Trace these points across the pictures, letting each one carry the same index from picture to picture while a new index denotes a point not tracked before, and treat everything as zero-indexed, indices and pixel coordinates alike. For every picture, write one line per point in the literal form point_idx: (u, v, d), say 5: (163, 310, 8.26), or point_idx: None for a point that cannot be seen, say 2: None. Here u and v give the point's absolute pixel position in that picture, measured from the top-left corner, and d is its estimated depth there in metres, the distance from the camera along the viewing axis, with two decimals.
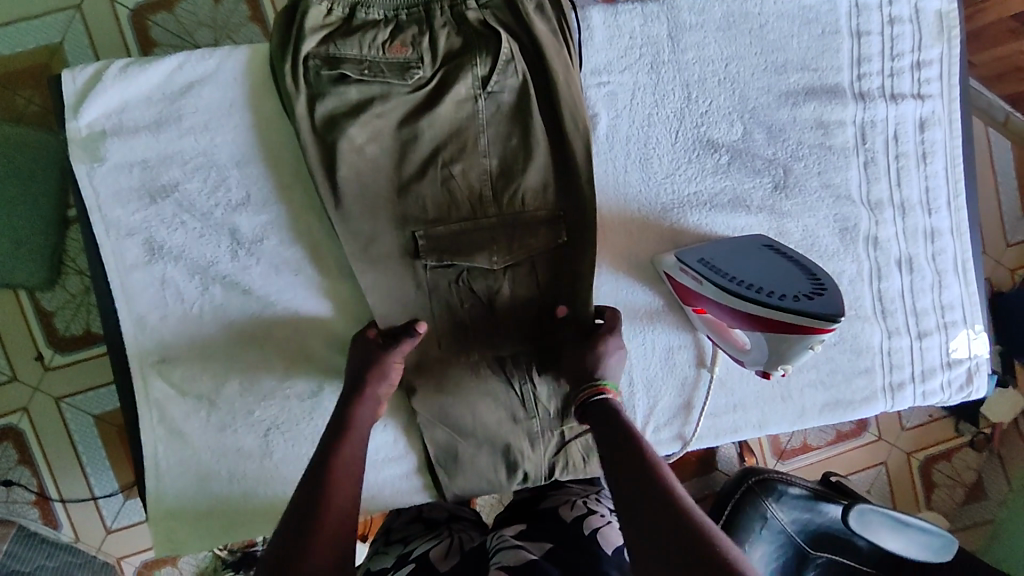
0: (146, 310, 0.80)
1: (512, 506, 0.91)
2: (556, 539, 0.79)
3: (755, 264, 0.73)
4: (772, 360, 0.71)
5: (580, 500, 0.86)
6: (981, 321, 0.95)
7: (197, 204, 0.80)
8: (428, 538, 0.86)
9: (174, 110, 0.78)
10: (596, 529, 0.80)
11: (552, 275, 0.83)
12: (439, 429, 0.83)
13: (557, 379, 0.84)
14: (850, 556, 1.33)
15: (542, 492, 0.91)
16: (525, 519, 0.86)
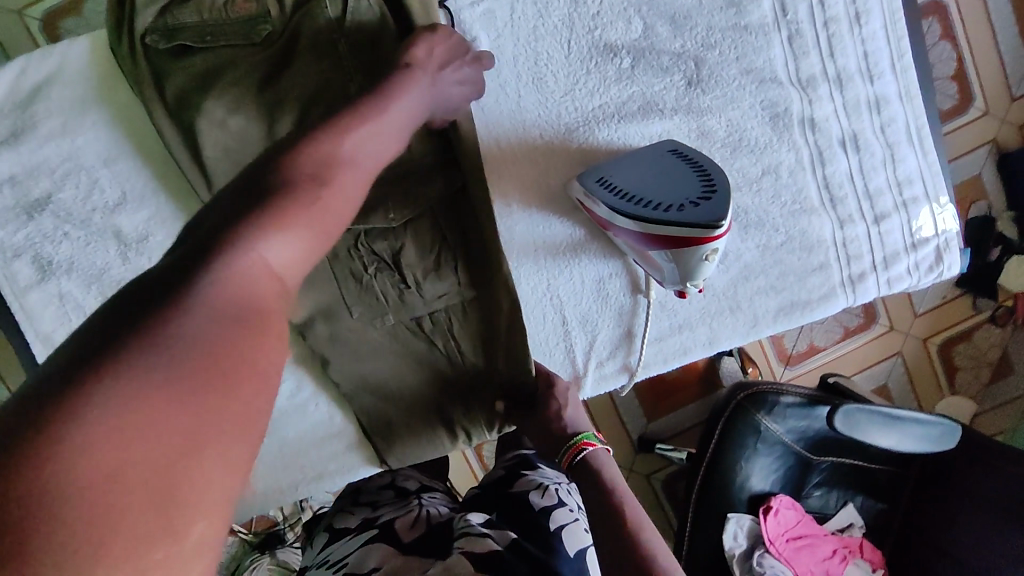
0: (51, 328, 0.78)
1: (485, 484, 0.71)
2: (524, 530, 0.60)
3: (647, 173, 0.68)
4: (684, 276, 0.66)
5: (554, 487, 0.66)
6: (945, 192, 0.86)
7: (74, 211, 0.76)
8: (397, 506, 0.70)
9: (27, 117, 0.74)
10: (565, 526, 0.61)
11: (455, 223, 0.78)
12: (366, 399, 0.82)
13: (479, 331, 0.80)
14: (855, 455, 1.28)
15: (517, 469, 0.70)
16: (496, 505, 0.66)
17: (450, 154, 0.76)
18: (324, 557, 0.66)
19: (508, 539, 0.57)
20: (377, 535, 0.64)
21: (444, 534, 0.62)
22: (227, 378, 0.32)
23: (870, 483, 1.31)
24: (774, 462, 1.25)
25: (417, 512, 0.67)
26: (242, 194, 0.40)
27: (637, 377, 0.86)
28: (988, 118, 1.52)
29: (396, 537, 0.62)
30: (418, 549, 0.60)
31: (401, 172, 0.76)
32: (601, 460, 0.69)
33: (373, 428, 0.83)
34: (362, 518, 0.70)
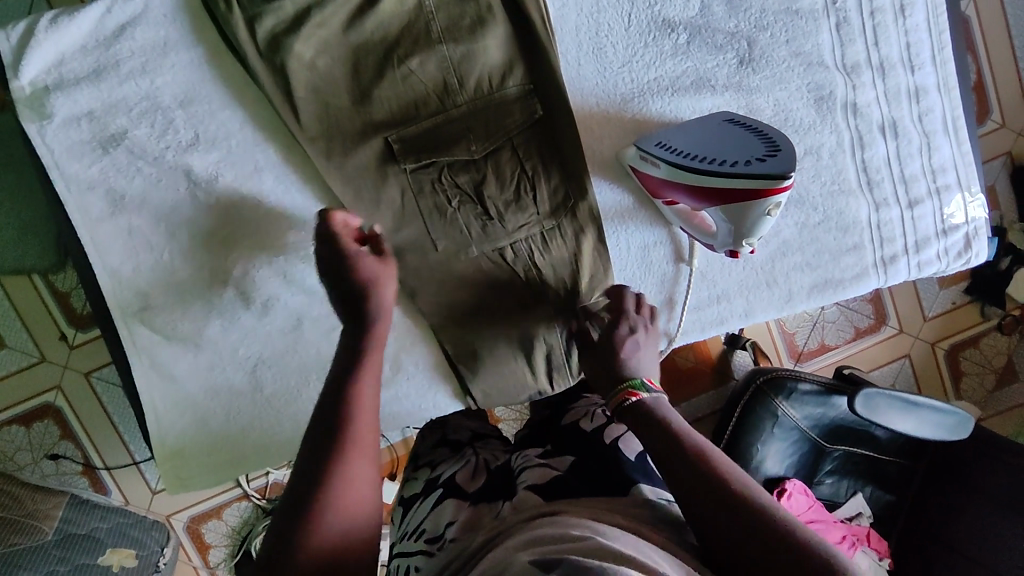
0: (118, 262, 0.81)
1: (534, 424, 0.89)
2: (581, 451, 0.76)
3: (708, 138, 0.72)
4: (751, 234, 0.70)
5: (597, 412, 0.83)
6: (977, 183, 0.89)
7: (148, 148, 0.79)
8: (454, 461, 0.82)
9: (111, 56, 0.77)
10: (617, 437, 0.77)
11: (535, 150, 0.82)
12: (451, 327, 0.86)
13: (563, 260, 0.84)
14: (867, 445, 1.32)
15: (560, 406, 0.89)
16: (547, 438, 0.83)
17: (532, 86, 0.81)
18: (404, 529, 0.77)
19: (567, 462, 0.74)
20: (445, 492, 0.76)
21: (505, 479, 0.76)
22: (349, 520, 0.58)
23: (880, 475, 1.35)
24: (790, 446, 1.28)
25: (474, 463, 0.80)
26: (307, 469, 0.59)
27: (676, 343, 0.89)
28: (1005, 131, 1.57)
29: (463, 489, 0.75)
30: (485, 496, 0.74)
31: (482, 105, 0.80)
32: (649, 402, 0.69)
33: (458, 356, 0.87)
34: (427, 480, 0.82)
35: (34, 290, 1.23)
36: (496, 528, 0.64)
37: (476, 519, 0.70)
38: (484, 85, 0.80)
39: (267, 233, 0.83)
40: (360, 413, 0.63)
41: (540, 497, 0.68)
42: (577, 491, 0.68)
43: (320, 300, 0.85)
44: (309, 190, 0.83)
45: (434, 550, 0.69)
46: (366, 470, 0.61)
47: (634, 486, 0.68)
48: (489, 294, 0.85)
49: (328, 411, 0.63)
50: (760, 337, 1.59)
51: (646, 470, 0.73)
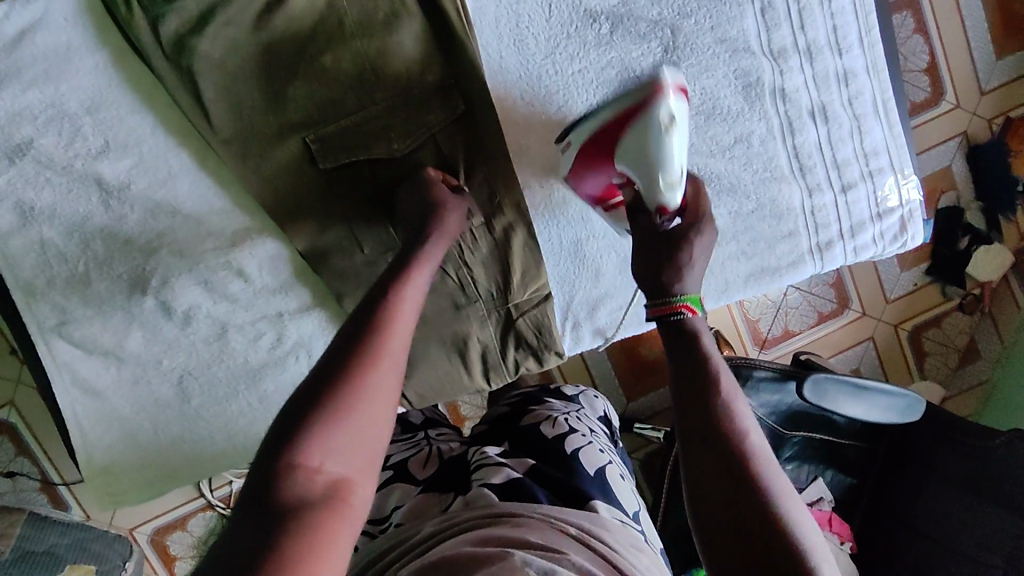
0: (32, 275, 0.78)
1: (492, 420, 0.89)
2: (540, 457, 0.75)
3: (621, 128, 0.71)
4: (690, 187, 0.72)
5: (560, 418, 0.82)
6: (910, 165, 0.89)
7: (57, 157, 0.76)
8: (404, 445, 0.83)
9: (12, 63, 0.73)
10: (578, 448, 0.76)
11: (458, 145, 0.80)
12: None
13: (491, 260, 0.83)
14: (825, 429, 1.32)
15: (521, 407, 0.87)
16: (505, 438, 0.81)
17: (453, 81, 0.79)
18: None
19: (525, 466, 0.73)
20: (394, 476, 0.77)
21: (458, 470, 0.75)
22: (364, 436, 0.51)
23: (839, 457, 1.35)
24: None
25: (426, 450, 0.81)
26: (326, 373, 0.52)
27: (615, 336, 0.90)
28: (959, 111, 1.57)
29: (412, 475, 0.76)
30: (436, 483, 0.73)
31: (403, 101, 0.78)
32: (695, 326, 0.61)
33: None
34: None
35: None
36: (446, 520, 0.63)
37: (421, 509, 0.69)
38: (402, 82, 0.78)
39: (188, 240, 0.80)
40: (393, 329, 0.57)
41: (496, 495, 0.66)
42: (534, 492, 0.67)
43: (245, 308, 0.84)
44: (229, 195, 0.80)
45: (377, 533, 0.70)
46: (389, 386, 0.54)
47: (591, 499, 0.67)
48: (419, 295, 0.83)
49: (362, 319, 0.57)
50: (723, 326, 1.59)
51: (604, 484, 0.72)
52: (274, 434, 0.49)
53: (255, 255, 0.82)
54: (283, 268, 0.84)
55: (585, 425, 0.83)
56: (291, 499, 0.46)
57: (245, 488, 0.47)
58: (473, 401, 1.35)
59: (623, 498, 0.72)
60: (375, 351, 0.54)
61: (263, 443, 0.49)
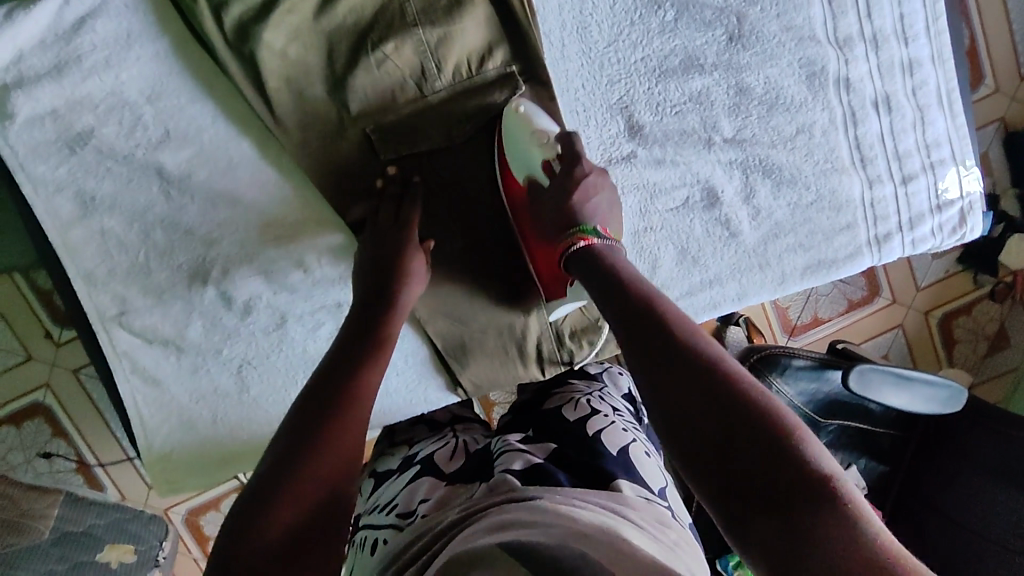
0: (92, 264, 0.78)
1: (513, 410, 0.87)
2: (563, 440, 0.75)
3: (524, 172, 0.76)
4: (567, 145, 0.74)
5: (583, 401, 0.81)
6: (972, 156, 0.87)
7: (117, 146, 0.76)
8: (433, 442, 0.82)
9: (73, 50, 0.72)
10: (600, 430, 0.76)
11: None
12: (440, 321, 0.84)
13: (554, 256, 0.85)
14: (859, 418, 1.33)
15: (545, 389, 0.87)
16: (529, 426, 0.80)
17: (514, 67, 0.78)
18: (375, 501, 0.75)
19: (547, 450, 0.73)
20: (421, 470, 0.75)
21: (481, 465, 0.74)
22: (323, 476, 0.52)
23: (875, 447, 1.36)
24: None
25: (454, 445, 0.80)
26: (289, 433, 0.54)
27: None
28: (998, 96, 1.55)
29: (440, 470, 0.75)
30: (463, 477, 0.73)
31: (463, 89, 0.78)
32: (599, 250, 0.67)
33: (448, 349, 0.86)
34: (402, 459, 0.81)
35: (16, 288, 1.20)
36: (470, 507, 0.61)
37: (447, 501, 0.68)
38: (462, 70, 0.77)
39: (246, 230, 0.80)
40: (362, 391, 0.59)
41: (516, 477, 0.66)
42: (555, 474, 0.67)
43: (303, 297, 0.84)
44: (288, 184, 0.80)
45: (403, 525, 0.67)
46: (353, 436, 0.55)
47: (614, 479, 0.66)
48: (476, 285, 0.84)
49: (336, 380, 0.59)
50: (753, 313, 1.58)
51: (628, 464, 0.71)
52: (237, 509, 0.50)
53: (313, 244, 0.82)
54: (340, 259, 0.83)
55: (609, 404, 0.82)
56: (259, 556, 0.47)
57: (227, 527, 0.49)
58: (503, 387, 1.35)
59: (647, 474, 0.71)
60: (341, 403, 0.57)
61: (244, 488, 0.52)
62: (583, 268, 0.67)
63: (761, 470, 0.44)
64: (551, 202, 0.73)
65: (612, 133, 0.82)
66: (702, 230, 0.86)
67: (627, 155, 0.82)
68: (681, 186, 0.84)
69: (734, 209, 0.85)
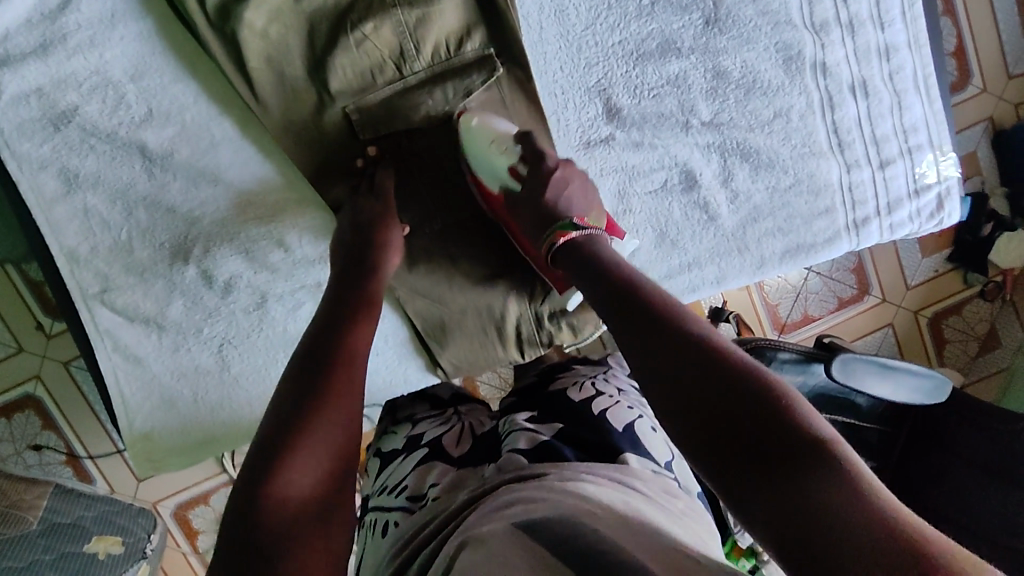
0: (75, 242, 0.79)
1: (518, 392, 0.87)
2: (568, 419, 0.75)
3: (498, 182, 0.77)
4: (526, 145, 0.75)
5: (586, 384, 0.82)
6: (948, 141, 0.88)
7: (101, 125, 0.77)
8: (436, 422, 0.82)
9: (57, 29, 0.73)
10: (605, 409, 0.76)
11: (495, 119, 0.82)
12: (421, 302, 0.85)
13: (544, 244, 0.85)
14: (847, 412, 1.31)
15: (548, 374, 0.88)
16: (535, 407, 0.80)
17: (493, 49, 0.79)
18: (383, 483, 0.76)
19: (553, 429, 0.73)
20: (430, 453, 0.76)
21: (490, 446, 0.75)
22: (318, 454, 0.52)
23: (861, 442, 1.33)
24: None
25: (458, 427, 0.80)
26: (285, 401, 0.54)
27: None
28: (986, 95, 1.55)
29: (447, 452, 0.75)
30: (471, 459, 0.73)
31: (442, 71, 0.79)
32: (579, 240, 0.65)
33: (428, 331, 0.87)
34: (408, 438, 0.81)
35: (6, 279, 1.20)
36: (482, 487, 0.63)
37: (460, 482, 0.69)
38: (441, 51, 0.78)
39: (227, 210, 0.81)
40: (354, 363, 0.59)
41: (524, 456, 0.67)
42: (560, 449, 0.68)
43: (284, 277, 0.85)
44: (269, 164, 0.81)
45: (416, 508, 0.68)
46: (346, 410, 0.55)
47: (623, 454, 0.67)
48: (456, 267, 0.85)
49: (322, 357, 0.58)
50: (742, 309, 1.58)
51: (634, 440, 0.72)
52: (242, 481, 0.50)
53: (295, 225, 0.83)
54: (321, 238, 0.84)
55: (614, 385, 0.82)
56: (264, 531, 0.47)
57: (222, 538, 0.47)
58: (491, 381, 1.36)
59: (655, 449, 0.71)
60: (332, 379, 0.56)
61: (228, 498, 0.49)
62: (569, 260, 0.65)
63: (756, 440, 0.41)
64: (526, 198, 0.73)
65: (591, 116, 0.83)
66: (680, 213, 0.86)
67: (606, 137, 0.83)
68: (659, 168, 0.85)
69: (712, 192, 0.86)
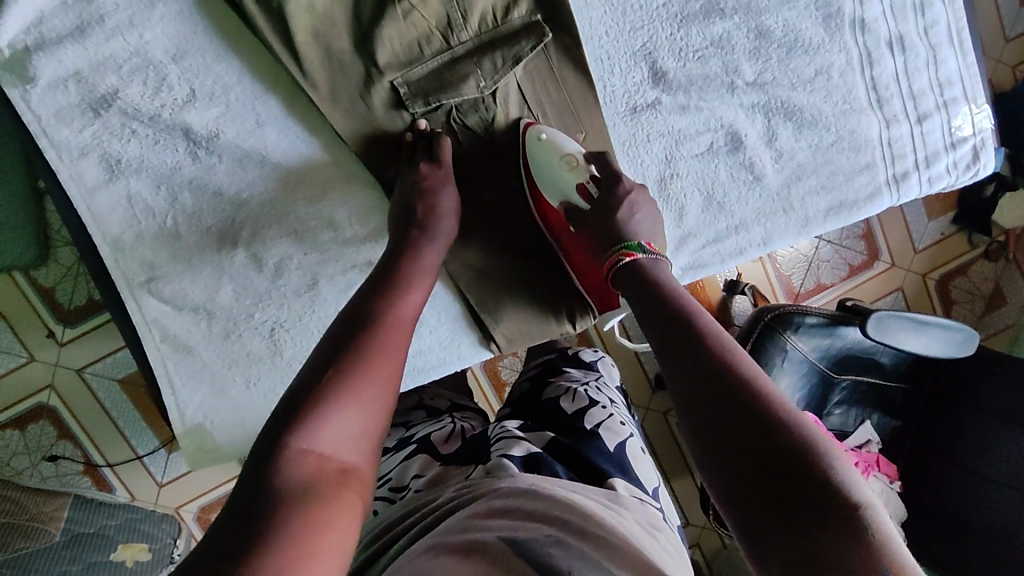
0: (119, 230, 0.77)
1: (513, 400, 0.88)
2: (560, 429, 0.75)
3: (557, 195, 0.79)
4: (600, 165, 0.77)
5: (581, 392, 0.82)
6: (983, 93, 0.90)
7: (142, 107, 0.75)
8: (430, 423, 0.83)
9: (95, 10, 0.71)
10: (598, 423, 0.76)
11: (543, 88, 0.81)
12: (474, 276, 0.84)
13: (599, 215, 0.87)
14: (873, 372, 1.32)
15: (540, 383, 0.88)
16: (528, 414, 0.81)
17: (539, 15, 0.78)
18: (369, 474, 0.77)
19: (544, 439, 0.72)
20: (417, 448, 0.76)
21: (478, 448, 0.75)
22: (357, 411, 0.52)
23: (886, 401, 1.36)
24: (802, 381, 1.27)
25: (450, 428, 0.81)
26: (337, 348, 0.55)
27: (697, 275, 0.89)
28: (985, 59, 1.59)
29: (435, 449, 0.75)
30: (456, 458, 0.73)
31: (488, 40, 0.78)
32: (642, 266, 0.67)
33: (481, 305, 0.86)
34: (400, 437, 0.82)
35: (13, 283, 1.17)
36: (462, 491, 0.60)
37: (442, 479, 0.68)
38: (488, 19, 0.77)
39: (274, 192, 0.80)
40: (397, 324, 0.59)
41: (516, 463, 0.65)
42: (552, 466, 0.66)
43: (334, 258, 0.83)
44: (315, 143, 0.80)
45: (395, 499, 0.68)
46: (390, 368, 0.55)
47: (608, 476, 0.66)
48: (507, 238, 0.84)
49: (369, 314, 0.59)
50: (758, 281, 1.59)
51: (623, 461, 0.71)
52: (275, 423, 0.49)
53: (346, 203, 0.82)
54: (372, 216, 0.83)
55: (606, 398, 0.84)
56: (292, 482, 0.46)
57: (242, 477, 0.47)
58: (513, 365, 1.36)
59: (642, 474, 0.71)
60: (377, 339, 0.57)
61: (257, 440, 0.49)
62: (625, 282, 0.67)
63: (792, 500, 0.42)
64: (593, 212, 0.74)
65: (636, 80, 0.83)
66: (727, 175, 0.87)
67: (652, 102, 0.83)
68: (705, 131, 0.85)
69: (758, 152, 0.86)
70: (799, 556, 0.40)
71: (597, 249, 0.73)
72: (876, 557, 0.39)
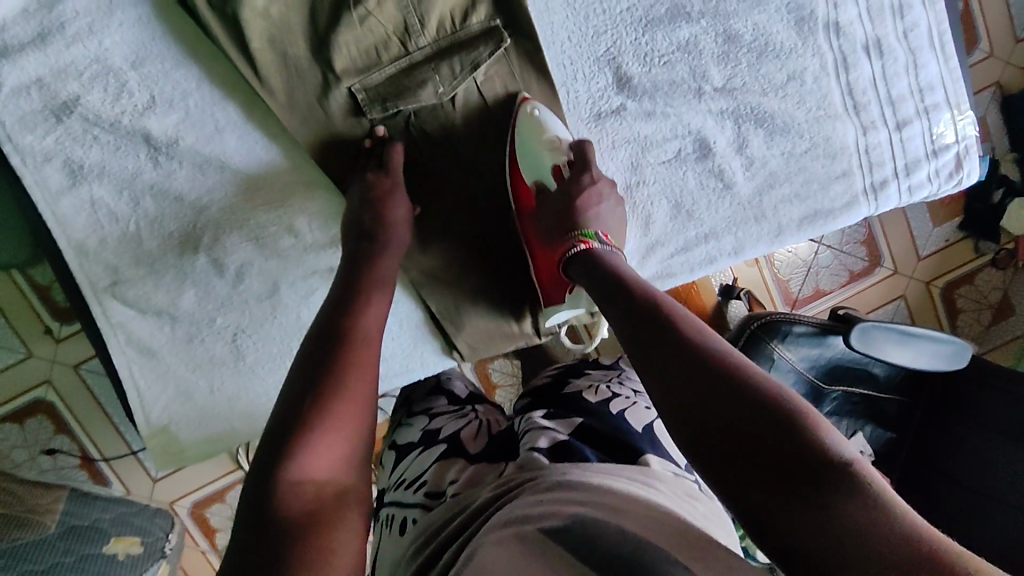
0: (83, 234, 0.78)
1: (532, 393, 0.86)
2: (586, 416, 0.73)
3: (534, 175, 0.78)
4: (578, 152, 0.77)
5: (603, 386, 0.80)
6: (966, 99, 0.86)
7: (103, 113, 0.75)
8: (454, 418, 0.81)
9: (55, 17, 0.72)
10: (624, 410, 0.75)
11: (504, 93, 0.80)
12: (434, 283, 0.83)
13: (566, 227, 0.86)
14: (864, 384, 1.27)
15: (562, 376, 0.86)
16: (549, 404, 0.79)
17: (498, 21, 0.77)
18: (400, 478, 0.74)
19: (572, 426, 0.71)
20: (443, 448, 0.74)
21: (507, 444, 0.74)
22: (342, 432, 0.52)
23: (879, 412, 1.28)
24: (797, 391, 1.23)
25: (476, 423, 0.79)
26: (305, 374, 0.54)
27: (666, 284, 0.88)
28: (993, 60, 1.53)
29: (464, 447, 0.73)
30: (487, 455, 0.71)
31: (447, 46, 0.77)
32: (597, 255, 0.66)
33: (443, 312, 0.85)
34: (425, 432, 0.80)
35: (10, 280, 1.19)
36: (502, 485, 0.59)
37: (476, 478, 0.67)
38: (446, 24, 0.77)
39: (235, 197, 0.80)
40: (366, 336, 0.59)
41: (546, 455, 0.64)
42: (583, 450, 0.65)
43: (295, 264, 0.84)
44: (275, 149, 0.80)
45: (433, 505, 0.66)
46: (365, 381, 0.55)
47: (643, 454, 0.65)
48: (468, 245, 0.83)
49: (333, 331, 0.58)
50: (754, 286, 1.56)
51: (655, 441, 0.69)
52: (263, 459, 0.49)
53: (307, 209, 0.82)
54: (333, 222, 0.83)
55: (629, 386, 0.81)
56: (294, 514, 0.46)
57: (241, 522, 0.46)
58: (503, 368, 1.35)
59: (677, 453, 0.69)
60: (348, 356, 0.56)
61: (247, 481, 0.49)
62: (584, 275, 0.65)
63: (779, 463, 0.40)
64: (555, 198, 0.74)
65: (600, 86, 0.82)
66: (695, 182, 0.85)
67: (617, 108, 0.82)
68: (672, 138, 0.83)
69: (727, 159, 0.84)
70: (806, 532, 0.38)
71: (558, 236, 0.71)
72: (876, 509, 0.37)
